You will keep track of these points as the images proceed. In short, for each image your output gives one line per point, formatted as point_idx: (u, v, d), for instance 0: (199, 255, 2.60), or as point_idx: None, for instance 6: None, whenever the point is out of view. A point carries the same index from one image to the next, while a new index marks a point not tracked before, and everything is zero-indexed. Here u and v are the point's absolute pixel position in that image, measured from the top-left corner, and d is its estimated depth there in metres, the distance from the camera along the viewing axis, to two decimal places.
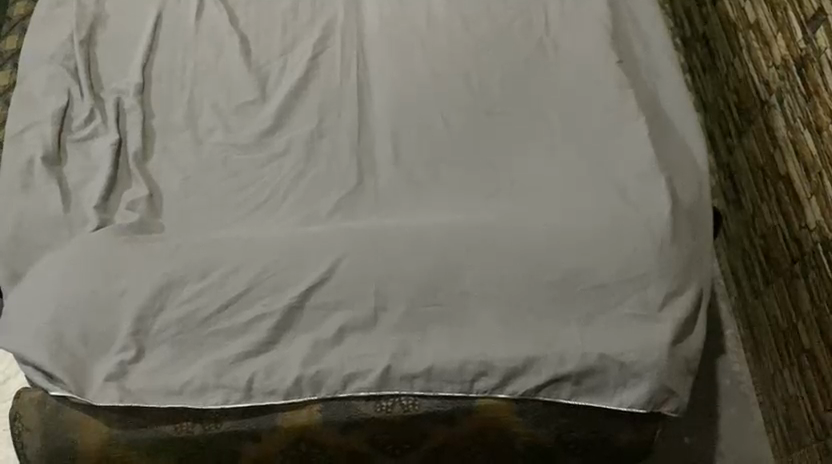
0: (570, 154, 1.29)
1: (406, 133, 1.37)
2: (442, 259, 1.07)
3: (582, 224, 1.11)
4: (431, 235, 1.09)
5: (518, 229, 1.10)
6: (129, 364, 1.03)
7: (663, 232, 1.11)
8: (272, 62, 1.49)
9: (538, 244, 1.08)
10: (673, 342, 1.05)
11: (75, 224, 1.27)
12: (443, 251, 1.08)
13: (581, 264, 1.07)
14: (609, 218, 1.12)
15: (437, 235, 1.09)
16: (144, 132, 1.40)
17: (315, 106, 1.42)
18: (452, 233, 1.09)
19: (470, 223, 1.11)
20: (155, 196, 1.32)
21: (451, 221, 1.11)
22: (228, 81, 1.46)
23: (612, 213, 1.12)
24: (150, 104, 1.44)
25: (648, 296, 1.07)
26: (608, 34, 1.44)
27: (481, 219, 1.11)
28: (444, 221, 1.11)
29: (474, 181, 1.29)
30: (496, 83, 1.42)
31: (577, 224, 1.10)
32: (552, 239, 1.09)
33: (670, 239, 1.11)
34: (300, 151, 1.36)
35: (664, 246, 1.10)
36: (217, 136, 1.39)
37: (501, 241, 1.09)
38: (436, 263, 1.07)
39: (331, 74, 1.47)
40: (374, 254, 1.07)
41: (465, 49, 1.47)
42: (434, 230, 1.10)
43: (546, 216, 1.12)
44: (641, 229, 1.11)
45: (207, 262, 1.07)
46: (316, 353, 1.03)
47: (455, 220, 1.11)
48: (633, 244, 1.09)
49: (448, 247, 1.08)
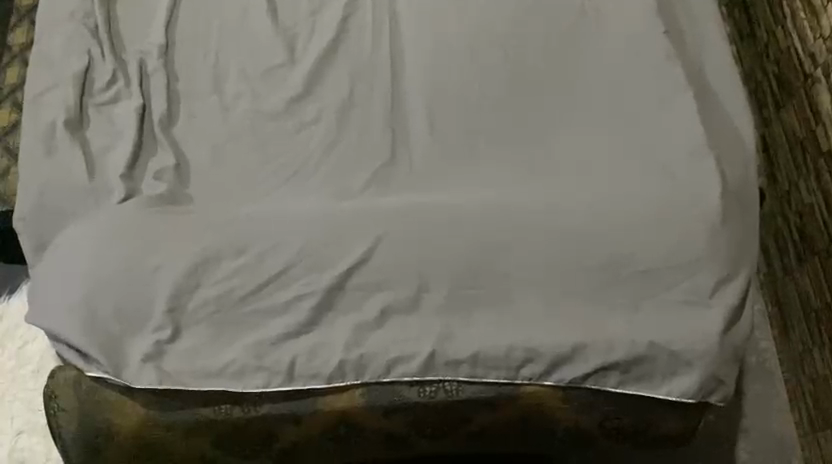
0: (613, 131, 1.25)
1: (442, 104, 1.32)
2: (485, 241, 1.04)
3: (630, 206, 1.07)
4: (476, 216, 1.05)
5: (564, 211, 1.06)
6: (166, 344, 1.00)
7: (715, 213, 1.08)
8: (300, 25, 1.43)
9: (583, 224, 1.05)
10: (724, 331, 1.02)
11: (102, 193, 1.23)
12: (488, 232, 1.04)
13: (626, 248, 1.04)
14: (657, 201, 1.08)
15: (480, 213, 1.06)
16: (169, 96, 1.34)
17: (346, 73, 1.37)
18: (497, 213, 1.06)
19: (515, 202, 1.07)
20: (184, 165, 1.28)
21: (496, 200, 1.07)
22: (255, 44, 1.40)
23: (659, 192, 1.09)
24: (174, 66, 1.38)
25: (699, 281, 1.04)
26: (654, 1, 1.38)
27: (527, 198, 1.06)
28: (488, 200, 1.07)
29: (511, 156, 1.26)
30: (536, 52, 1.36)
31: (625, 205, 1.07)
32: (600, 221, 1.05)
33: (720, 224, 1.07)
34: (331, 121, 1.32)
35: (716, 229, 1.07)
36: (244, 104, 1.34)
37: (546, 222, 1.05)
38: (480, 244, 1.04)
39: (362, 38, 1.41)
40: (416, 234, 1.04)
41: (503, 15, 1.41)
42: (477, 209, 1.06)
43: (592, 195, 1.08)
44: (691, 214, 1.07)
45: (243, 237, 1.04)
46: (359, 335, 1.00)
47: (501, 201, 1.07)
48: (682, 229, 1.06)
49: (492, 228, 1.05)
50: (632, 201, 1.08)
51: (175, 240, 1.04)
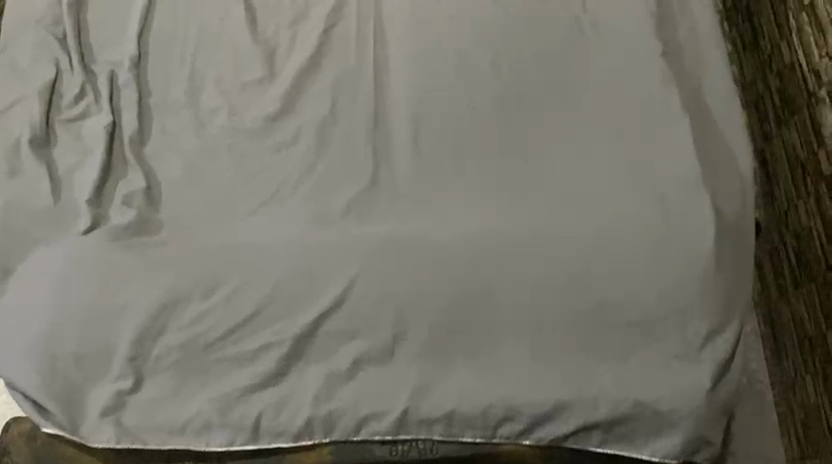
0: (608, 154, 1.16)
1: (428, 120, 1.24)
2: (467, 286, 0.98)
3: (619, 247, 1.01)
4: (458, 257, 1.00)
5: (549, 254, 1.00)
6: (126, 394, 0.96)
7: (711, 257, 1.03)
8: (281, 33, 1.34)
9: (568, 265, 1.00)
10: (712, 387, 0.97)
11: (68, 219, 1.17)
12: (469, 273, 0.99)
13: (619, 291, 0.99)
14: (650, 242, 1.02)
15: (464, 252, 1.00)
16: (140, 110, 1.27)
17: (327, 86, 1.29)
18: (484, 251, 1.00)
19: (498, 233, 1.02)
20: (156, 187, 1.21)
21: (479, 236, 1.01)
22: (232, 53, 1.32)
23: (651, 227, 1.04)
24: (146, 77, 1.31)
25: (690, 331, 0.99)
26: (652, 16, 1.29)
27: (511, 234, 1.01)
28: (469, 237, 1.01)
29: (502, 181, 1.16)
30: (527, 65, 1.27)
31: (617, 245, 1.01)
32: (589, 267, 1.00)
33: (713, 267, 1.02)
34: (310, 140, 1.24)
35: (708, 277, 1.02)
36: (221, 118, 1.27)
37: (530, 265, 1.00)
38: (461, 290, 0.98)
39: (347, 48, 1.32)
40: (393, 277, 0.99)
41: (496, 23, 1.31)
42: (462, 247, 1.00)
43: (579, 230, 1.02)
44: (683, 259, 1.02)
45: (213, 274, 0.99)
46: (329, 389, 0.96)
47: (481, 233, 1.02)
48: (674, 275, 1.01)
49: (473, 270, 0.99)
50: (623, 242, 1.02)
51: (139, 278, 0.99)
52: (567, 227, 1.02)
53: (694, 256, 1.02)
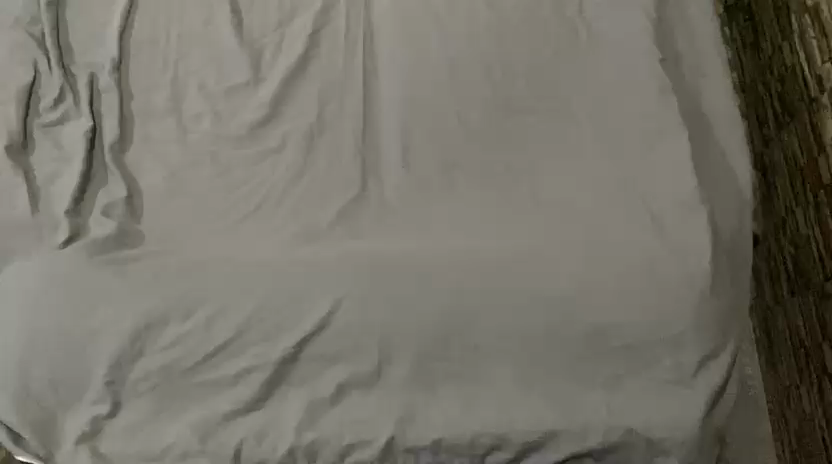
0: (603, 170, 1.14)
1: (418, 130, 1.21)
2: (453, 311, 0.97)
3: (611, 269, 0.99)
4: (443, 280, 0.98)
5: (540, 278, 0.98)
6: (104, 419, 0.98)
7: (705, 280, 1.00)
8: (268, 36, 1.30)
9: (557, 292, 0.98)
10: (705, 414, 0.96)
11: (46, 229, 1.14)
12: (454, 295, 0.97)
13: (612, 316, 0.97)
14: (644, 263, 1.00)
15: (451, 273, 0.98)
16: (121, 116, 1.23)
17: (315, 94, 1.26)
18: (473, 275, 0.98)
19: (485, 252, 1.00)
20: (137, 197, 1.18)
21: (468, 255, 1.00)
22: (216, 58, 1.28)
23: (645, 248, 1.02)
24: (128, 80, 1.27)
25: (683, 357, 0.97)
26: (651, 23, 1.25)
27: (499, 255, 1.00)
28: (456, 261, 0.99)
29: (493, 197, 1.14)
30: (520, 75, 1.25)
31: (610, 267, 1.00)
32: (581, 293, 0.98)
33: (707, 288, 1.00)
34: (297, 148, 1.21)
35: (703, 298, 0.99)
36: (205, 124, 1.24)
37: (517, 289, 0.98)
38: (447, 315, 0.97)
39: (335, 53, 1.29)
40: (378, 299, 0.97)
41: (488, 29, 1.28)
42: (449, 268, 0.99)
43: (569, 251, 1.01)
44: (676, 280, 0.99)
45: (191, 297, 0.98)
46: (313, 416, 0.97)
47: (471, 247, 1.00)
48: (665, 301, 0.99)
49: (460, 296, 0.97)
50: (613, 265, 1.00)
51: (116, 300, 0.99)
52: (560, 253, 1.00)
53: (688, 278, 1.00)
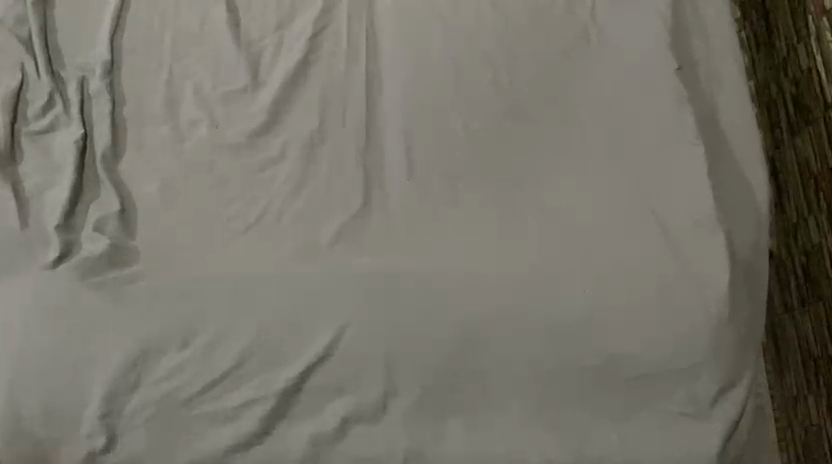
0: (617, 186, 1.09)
1: (423, 140, 1.15)
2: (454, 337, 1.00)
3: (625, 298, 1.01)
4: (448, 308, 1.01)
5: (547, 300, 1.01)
6: (98, 452, 1.00)
7: (720, 307, 1.01)
8: (266, 37, 1.24)
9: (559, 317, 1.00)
10: (722, 446, 1.00)
11: (35, 244, 1.08)
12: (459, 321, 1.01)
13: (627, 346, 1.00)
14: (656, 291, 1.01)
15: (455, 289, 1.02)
16: (114, 122, 1.18)
17: (316, 99, 1.19)
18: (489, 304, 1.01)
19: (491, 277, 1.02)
20: (130, 209, 1.12)
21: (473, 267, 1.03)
22: (212, 61, 1.22)
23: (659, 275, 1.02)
24: (120, 84, 1.21)
25: (699, 388, 1.00)
26: (667, 29, 1.19)
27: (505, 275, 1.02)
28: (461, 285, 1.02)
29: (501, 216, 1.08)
30: (530, 80, 1.18)
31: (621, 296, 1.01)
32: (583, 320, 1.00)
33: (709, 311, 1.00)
34: (297, 157, 1.15)
35: (722, 327, 1.01)
36: (201, 130, 1.18)
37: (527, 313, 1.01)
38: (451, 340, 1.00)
39: (335, 57, 1.22)
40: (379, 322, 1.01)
41: (495, 31, 1.21)
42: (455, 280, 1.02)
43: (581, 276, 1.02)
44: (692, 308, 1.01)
45: (190, 325, 1.01)
46: (315, 449, 1.01)
47: (472, 271, 1.02)
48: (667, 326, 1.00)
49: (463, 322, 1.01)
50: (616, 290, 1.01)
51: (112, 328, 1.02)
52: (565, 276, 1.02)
53: (703, 307, 1.01)
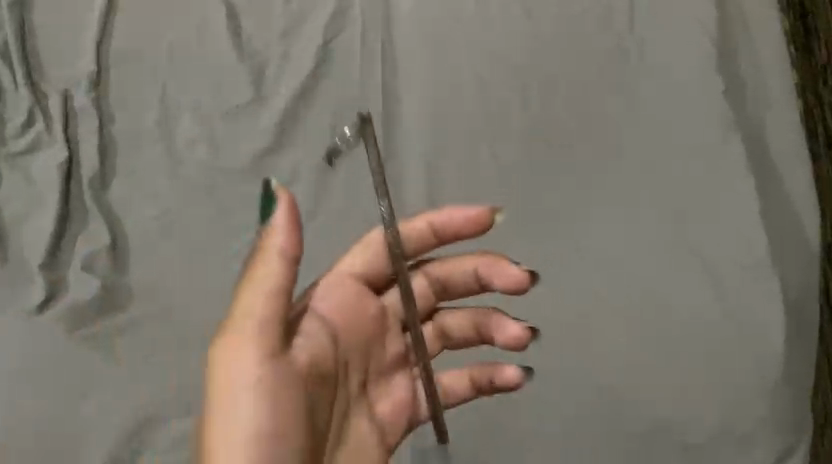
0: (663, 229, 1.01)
1: (447, 168, 1.06)
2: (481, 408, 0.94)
3: (674, 355, 0.95)
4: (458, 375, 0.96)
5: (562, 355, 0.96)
6: None
7: (775, 365, 0.94)
8: (270, 45, 1.11)
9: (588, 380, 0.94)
10: None
11: (19, 285, 0.99)
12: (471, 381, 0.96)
13: (675, 407, 0.93)
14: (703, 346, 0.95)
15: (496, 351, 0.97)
16: (102, 140, 1.07)
17: (326, 116, 1.08)
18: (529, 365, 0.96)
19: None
20: (123, 244, 1.03)
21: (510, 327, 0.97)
22: (209, 71, 1.10)
23: (703, 328, 0.96)
24: (109, 98, 1.09)
25: (756, 457, 0.92)
26: (715, 47, 1.08)
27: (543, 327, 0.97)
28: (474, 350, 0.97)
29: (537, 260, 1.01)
30: (562, 100, 1.08)
31: (667, 353, 0.95)
32: (630, 380, 0.94)
33: (765, 369, 0.94)
34: (307, 185, 1.05)
35: (779, 387, 0.93)
36: (199, 153, 1.06)
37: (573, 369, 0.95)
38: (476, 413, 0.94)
39: (348, 70, 1.10)
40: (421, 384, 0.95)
41: (526, 45, 1.10)
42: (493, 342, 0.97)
43: (625, 330, 0.96)
44: (742, 365, 0.94)
45: (194, 388, 0.95)
46: None
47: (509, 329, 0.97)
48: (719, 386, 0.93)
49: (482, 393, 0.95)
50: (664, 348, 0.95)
51: (108, 385, 0.95)
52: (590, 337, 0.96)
53: (753, 363, 0.94)
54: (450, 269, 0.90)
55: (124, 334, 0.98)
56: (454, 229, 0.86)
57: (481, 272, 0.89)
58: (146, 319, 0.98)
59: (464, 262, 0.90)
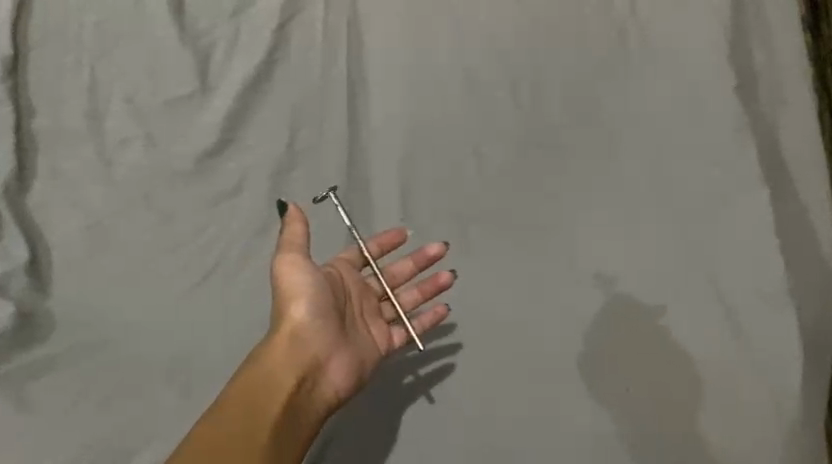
0: (668, 243, 0.89)
1: (422, 174, 0.93)
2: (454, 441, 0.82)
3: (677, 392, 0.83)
4: (434, 404, 0.84)
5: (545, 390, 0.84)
6: None
7: (793, 403, 0.82)
8: (218, 25, 0.94)
9: (582, 423, 0.82)
10: None
11: None
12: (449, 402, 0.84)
13: (677, 453, 0.81)
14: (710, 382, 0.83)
15: (474, 384, 0.85)
16: (18, 137, 0.91)
17: (285, 112, 0.94)
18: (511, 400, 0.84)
19: (488, 364, 0.86)
20: (45, 260, 0.91)
21: (493, 358, 0.86)
22: (146, 57, 0.93)
23: (710, 362, 0.84)
24: (26, 87, 0.92)
25: None
26: (732, 35, 0.94)
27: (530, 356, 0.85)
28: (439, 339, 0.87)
29: (526, 280, 0.89)
30: (555, 96, 0.94)
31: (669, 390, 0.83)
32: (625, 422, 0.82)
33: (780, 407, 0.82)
34: (261, 192, 0.93)
35: (798, 428, 0.82)
36: (135, 153, 0.93)
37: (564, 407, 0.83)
38: (447, 448, 0.82)
39: (308, 56, 0.95)
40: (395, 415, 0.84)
41: (516, 28, 0.94)
42: (472, 373, 0.85)
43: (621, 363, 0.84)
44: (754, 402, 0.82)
45: (128, 432, 0.83)
46: None
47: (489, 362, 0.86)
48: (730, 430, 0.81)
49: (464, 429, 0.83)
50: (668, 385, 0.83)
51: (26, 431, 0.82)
52: (581, 371, 0.84)
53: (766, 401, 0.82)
54: (395, 267, 0.86)
55: (53, 367, 0.86)
56: (392, 240, 0.86)
57: (415, 256, 0.86)
58: (79, 350, 0.87)
59: (406, 262, 0.86)
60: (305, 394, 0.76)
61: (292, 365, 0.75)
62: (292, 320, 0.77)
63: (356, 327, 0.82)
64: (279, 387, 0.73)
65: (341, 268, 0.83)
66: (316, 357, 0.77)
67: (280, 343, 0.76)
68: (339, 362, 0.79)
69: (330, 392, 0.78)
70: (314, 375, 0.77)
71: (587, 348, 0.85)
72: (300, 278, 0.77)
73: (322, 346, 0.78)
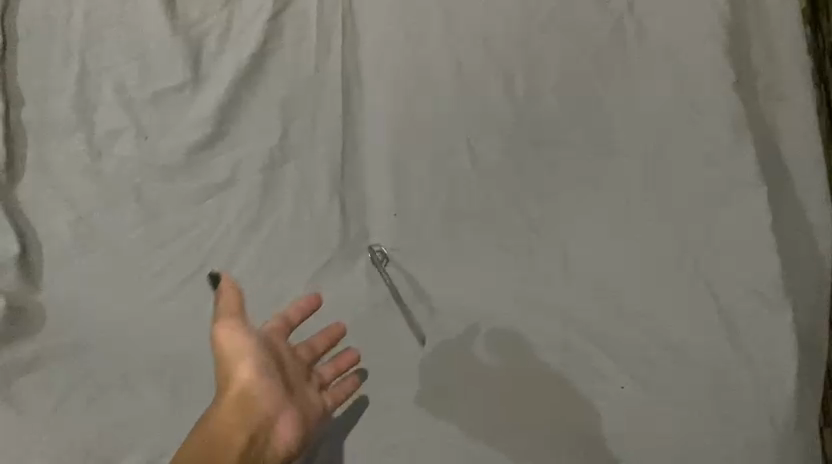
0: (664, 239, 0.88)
1: (414, 169, 0.93)
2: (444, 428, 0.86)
3: (666, 387, 0.84)
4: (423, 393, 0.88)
5: None
6: None
7: (784, 403, 0.81)
8: (209, 15, 0.93)
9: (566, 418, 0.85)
10: None
11: None
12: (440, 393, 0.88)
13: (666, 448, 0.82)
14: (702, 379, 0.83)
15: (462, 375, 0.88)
16: (8, 129, 0.90)
17: (277, 105, 0.93)
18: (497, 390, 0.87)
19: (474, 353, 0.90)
20: (36, 254, 0.90)
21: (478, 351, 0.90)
22: (135, 45, 0.92)
23: (702, 359, 0.84)
24: (16, 77, 0.91)
25: None
26: (734, 24, 0.90)
27: (514, 348, 0.90)
28: None
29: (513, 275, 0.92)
30: (551, 88, 0.91)
31: (658, 385, 0.84)
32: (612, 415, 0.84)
33: (771, 406, 0.81)
34: (254, 186, 0.92)
35: (789, 428, 0.81)
36: (126, 145, 0.92)
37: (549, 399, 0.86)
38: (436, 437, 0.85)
39: (302, 50, 0.93)
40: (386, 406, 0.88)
41: (510, 16, 0.91)
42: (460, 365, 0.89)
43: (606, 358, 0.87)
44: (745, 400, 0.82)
45: (120, 427, 0.83)
46: None
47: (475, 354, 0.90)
48: (719, 429, 0.81)
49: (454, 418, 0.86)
50: (655, 387, 0.84)
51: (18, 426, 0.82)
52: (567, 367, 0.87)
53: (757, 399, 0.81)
54: (312, 340, 0.84)
55: (46, 362, 0.86)
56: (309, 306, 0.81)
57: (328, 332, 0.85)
58: (72, 344, 0.88)
59: (321, 336, 0.84)
60: (257, 453, 0.72)
61: (242, 430, 0.71)
62: (236, 382, 0.71)
63: (296, 383, 0.79)
64: (231, 449, 0.70)
65: (275, 327, 0.78)
66: (266, 415, 0.73)
67: (227, 406, 0.71)
68: (289, 414, 0.76)
69: (282, 447, 0.75)
70: (265, 433, 0.73)
71: (575, 343, 0.88)
72: (242, 338, 0.71)
73: (270, 403, 0.73)
